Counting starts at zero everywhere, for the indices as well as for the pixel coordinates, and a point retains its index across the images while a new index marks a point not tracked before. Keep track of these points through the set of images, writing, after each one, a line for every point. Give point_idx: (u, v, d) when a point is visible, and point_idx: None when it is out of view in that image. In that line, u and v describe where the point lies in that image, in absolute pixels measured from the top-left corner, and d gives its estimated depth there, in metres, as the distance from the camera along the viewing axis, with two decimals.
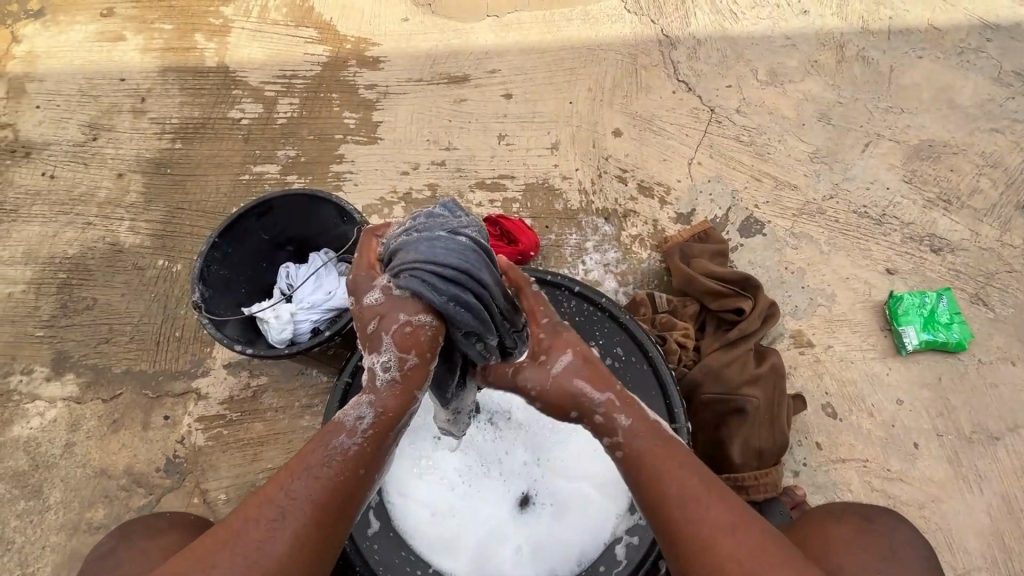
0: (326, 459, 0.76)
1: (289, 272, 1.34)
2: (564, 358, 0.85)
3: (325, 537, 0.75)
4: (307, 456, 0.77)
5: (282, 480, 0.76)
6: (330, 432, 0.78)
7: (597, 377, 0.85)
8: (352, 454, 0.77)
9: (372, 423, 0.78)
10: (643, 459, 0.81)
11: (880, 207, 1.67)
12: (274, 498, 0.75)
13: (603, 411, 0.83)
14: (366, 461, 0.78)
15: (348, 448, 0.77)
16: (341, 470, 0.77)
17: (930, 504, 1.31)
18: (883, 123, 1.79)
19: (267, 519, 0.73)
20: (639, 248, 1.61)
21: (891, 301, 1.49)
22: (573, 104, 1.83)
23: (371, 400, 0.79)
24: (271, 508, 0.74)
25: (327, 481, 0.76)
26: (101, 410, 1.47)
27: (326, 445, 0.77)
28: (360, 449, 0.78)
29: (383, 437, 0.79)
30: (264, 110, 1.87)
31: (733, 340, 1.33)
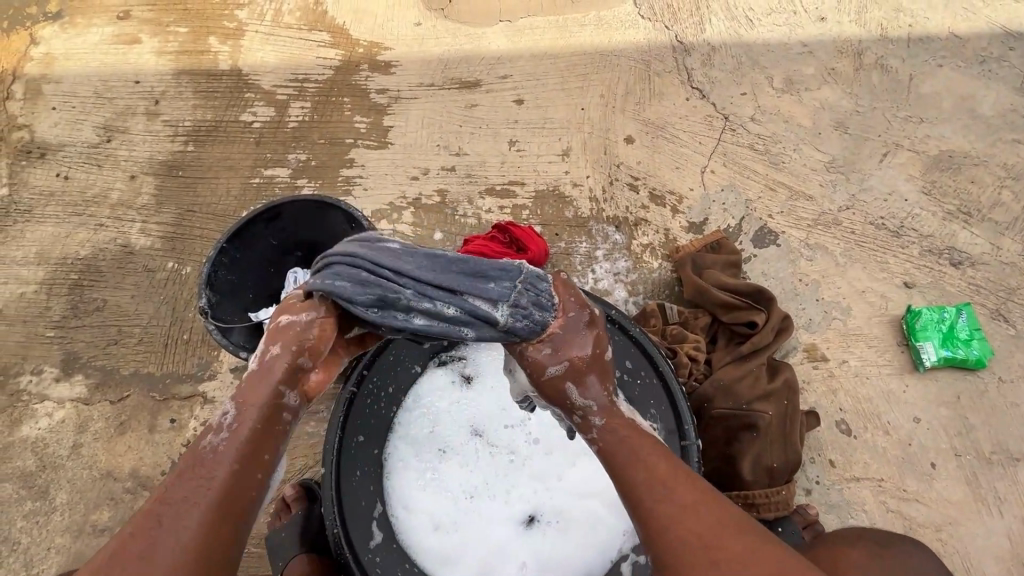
0: (199, 461, 0.76)
1: (297, 278, 1.33)
2: (564, 364, 0.83)
3: (215, 534, 0.72)
4: (180, 469, 0.76)
5: (157, 494, 0.74)
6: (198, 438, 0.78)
7: (594, 387, 0.84)
8: (224, 451, 0.77)
9: (236, 422, 0.79)
10: (639, 477, 0.78)
11: (898, 219, 1.63)
12: (149, 512, 0.72)
13: (581, 416, 0.84)
14: (239, 453, 0.77)
15: (217, 445, 0.77)
16: (216, 466, 0.76)
17: (947, 526, 1.27)
18: (901, 132, 1.75)
19: (143, 536, 0.70)
20: (650, 257, 1.59)
21: (909, 316, 1.46)
22: (585, 111, 1.81)
23: (238, 400, 0.81)
24: (146, 524, 0.71)
25: (201, 486, 0.74)
26: (109, 412, 1.47)
27: (194, 454, 0.77)
28: (232, 441, 0.78)
29: (258, 430, 0.79)
30: (275, 113, 1.87)
31: (746, 354, 1.30)
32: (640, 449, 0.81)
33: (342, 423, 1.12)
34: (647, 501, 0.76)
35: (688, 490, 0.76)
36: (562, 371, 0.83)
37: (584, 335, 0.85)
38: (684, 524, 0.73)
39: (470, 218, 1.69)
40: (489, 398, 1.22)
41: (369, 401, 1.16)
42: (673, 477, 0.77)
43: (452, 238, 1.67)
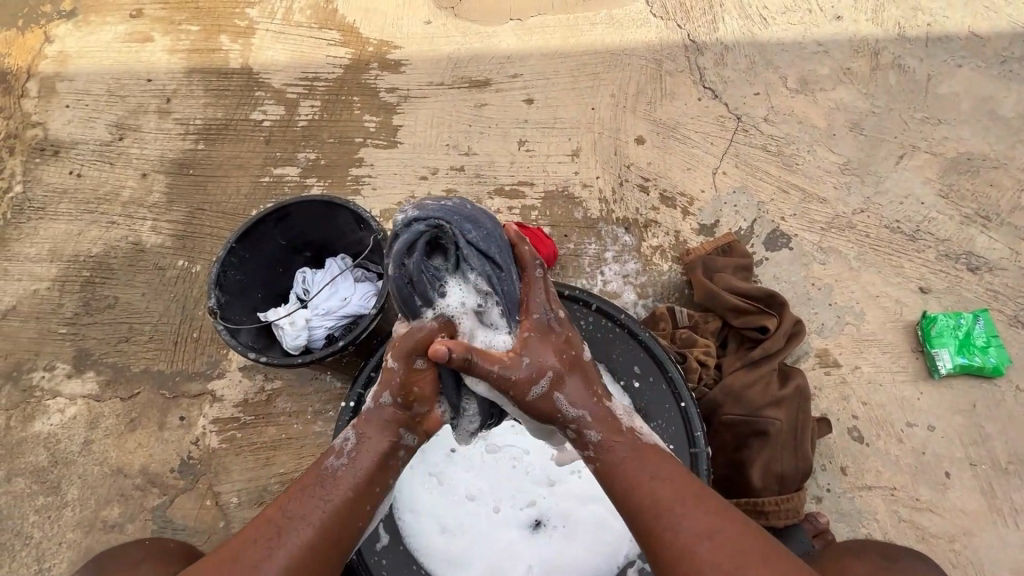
0: (318, 482, 0.83)
1: (305, 278, 1.33)
2: (549, 377, 0.84)
3: (319, 556, 0.79)
4: (304, 482, 0.84)
5: (281, 502, 0.83)
6: (323, 458, 0.86)
7: (579, 394, 0.86)
8: (343, 478, 0.83)
9: (358, 449, 0.85)
10: (647, 509, 0.78)
11: (914, 222, 1.60)
12: (272, 520, 0.81)
13: (575, 429, 0.85)
14: (353, 484, 0.83)
15: (336, 469, 0.84)
16: (332, 491, 0.82)
17: (962, 537, 1.25)
18: (918, 134, 1.72)
19: (267, 540, 0.79)
20: (660, 260, 1.58)
21: (924, 322, 1.43)
22: (596, 110, 1.80)
23: (358, 426, 0.87)
24: (270, 529, 0.80)
25: (320, 501, 0.82)
26: (119, 408, 1.48)
27: (319, 473, 0.84)
28: (349, 470, 0.84)
29: (369, 458, 0.85)
30: (285, 112, 1.87)
31: (757, 359, 1.28)
32: (642, 471, 0.81)
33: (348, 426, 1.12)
34: (653, 526, 0.77)
35: (700, 517, 0.76)
36: (548, 381, 0.84)
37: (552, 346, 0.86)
38: (699, 552, 0.73)
39: None
40: None
41: None
42: (682, 500, 0.78)
43: None
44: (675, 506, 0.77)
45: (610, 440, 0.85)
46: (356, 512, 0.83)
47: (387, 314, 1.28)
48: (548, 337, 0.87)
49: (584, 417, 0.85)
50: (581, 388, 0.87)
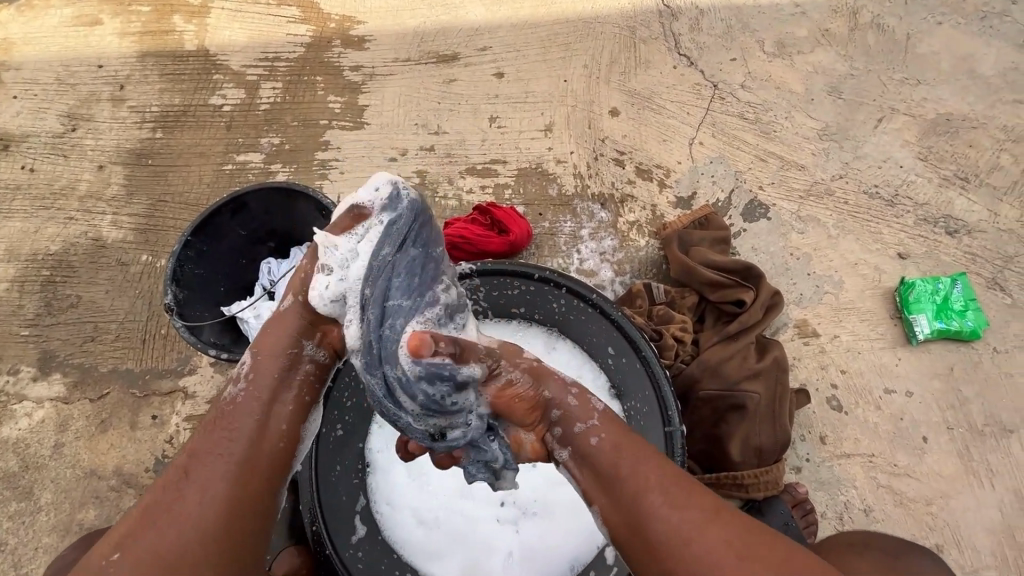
0: (221, 414, 0.83)
1: (271, 268, 1.30)
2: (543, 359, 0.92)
3: (241, 483, 0.79)
4: (206, 421, 0.84)
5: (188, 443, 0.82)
6: (222, 392, 0.86)
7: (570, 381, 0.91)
8: (244, 403, 0.83)
9: (254, 371, 0.86)
10: (643, 494, 0.76)
11: (893, 187, 1.58)
12: (180, 463, 0.80)
13: (577, 394, 0.86)
14: (254, 405, 0.83)
15: (235, 396, 0.84)
16: (237, 419, 0.82)
17: (939, 500, 1.26)
18: (898, 96, 1.68)
19: (176, 487, 0.77)
20: (637, 235, 1.54)
21: (902, 288, 1.42)
22: (568, 83, 1.74)
23: (256, 347, 0.89)
24: (178, 476, 0.78)
25: (229, 430, 0.82)
26: (89, 410, 1.45)
27: (220, 406, 0.84)
28: (249, 396, 0.84)
29: (266, 379, 0.85)
30: (246, 95, 1.79)
31: (734, 333, 1.26)
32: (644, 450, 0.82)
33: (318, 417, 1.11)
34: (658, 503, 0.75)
35: (702, 493, 0.77)
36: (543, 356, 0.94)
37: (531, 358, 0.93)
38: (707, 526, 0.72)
39: (451, 199, 1.63)
40: None
41: (347, 393, 1.14)
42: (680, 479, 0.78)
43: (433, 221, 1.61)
44: (678, 481, 0.78)
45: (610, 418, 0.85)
46: (266, 434, 0.83)
47: None
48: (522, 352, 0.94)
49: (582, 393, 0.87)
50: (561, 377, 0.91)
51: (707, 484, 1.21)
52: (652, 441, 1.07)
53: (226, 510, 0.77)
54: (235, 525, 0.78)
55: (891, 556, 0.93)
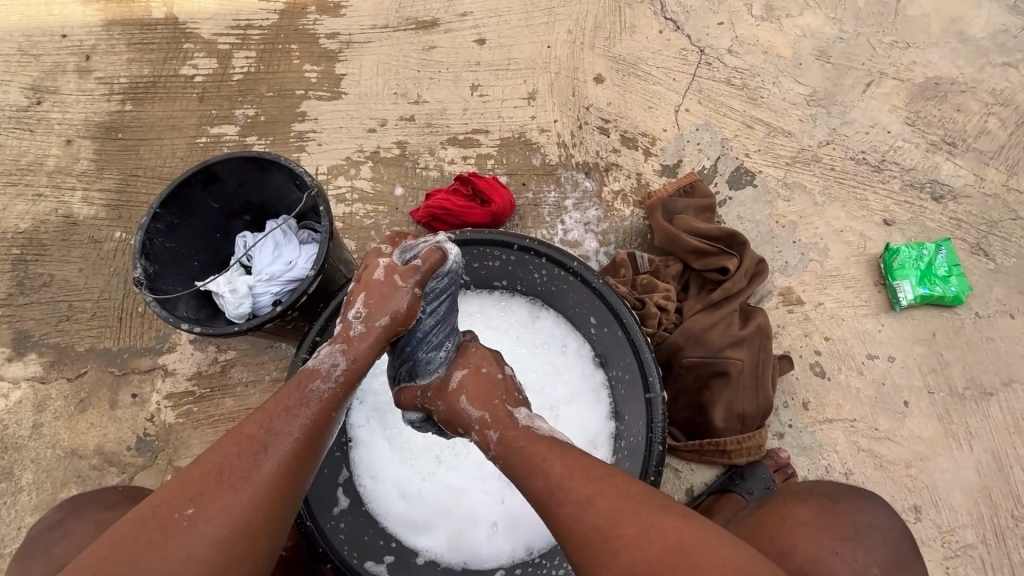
0: (303, 399, 0.81)
1: (246, 241, 1.26)
2: (460, 380, 0.92)
3: (304, 473, 0.78)
4: (285, 402, 0.80)
5: (262, 419, 0.78)
6: (307, 377, 0.83)
7: (478, 397, 0.89)
8: (331, 399, 0.83)
9: (348, 374, 0.85)
10: (540, 499, 0.77)
11: (880, 152, 1.56)
12: (255, 439, 0.76)
13: (477, 429, 0.87)
14: (339, 406, 0.84)
15: (324, 392, 0.83)
16: (317, 411, 0.81)
17: (918, 462, 1.27)
18: (887, 59, 1.65)
19: (250, 455, 0.74)
20: (622, 205, 1.52)
21: (887, 255, 1.41)
22: (552, 49, 1.69)
23: (345, 349, 0.85)
24: (254, 444, 0.75)
25: (311, 418, 0.80)
26: (67, 389, 1.42)
27: (305, 394, 0.81)
28: (337, 394, 0.83)
29: (355, 384, 0.86)
30: (218, 65, 1.73)
31: (717, 301, 1.25)
32: (546, 453, 0.81)
33: None
34: (553, 509, 0.75)
35: (583, 482, 0.75)
36: (460, 373, 0.93)
37: (456, 383, 0.92)
38: (587, 515, 0.72)
39: (432, 170, 1.59)
40: None
41: None
42: (568, 473, 0.77)
43: (414, 193, 1.58)
44: (567, 480, 0.76)
45: (509, 437, 0.85)
46: (331, 430, 0.83)
47: (332, 276, 1.19)
48: (449, 386, 0.93)
49: (483, 419, 0.87)
50: (484, 396, 0.90)
51: (690, 450, 1.23)
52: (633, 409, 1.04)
53: (292, 501, 0.77)
54: (290, 512, 0.77)
55: (833, 502, 0.97)
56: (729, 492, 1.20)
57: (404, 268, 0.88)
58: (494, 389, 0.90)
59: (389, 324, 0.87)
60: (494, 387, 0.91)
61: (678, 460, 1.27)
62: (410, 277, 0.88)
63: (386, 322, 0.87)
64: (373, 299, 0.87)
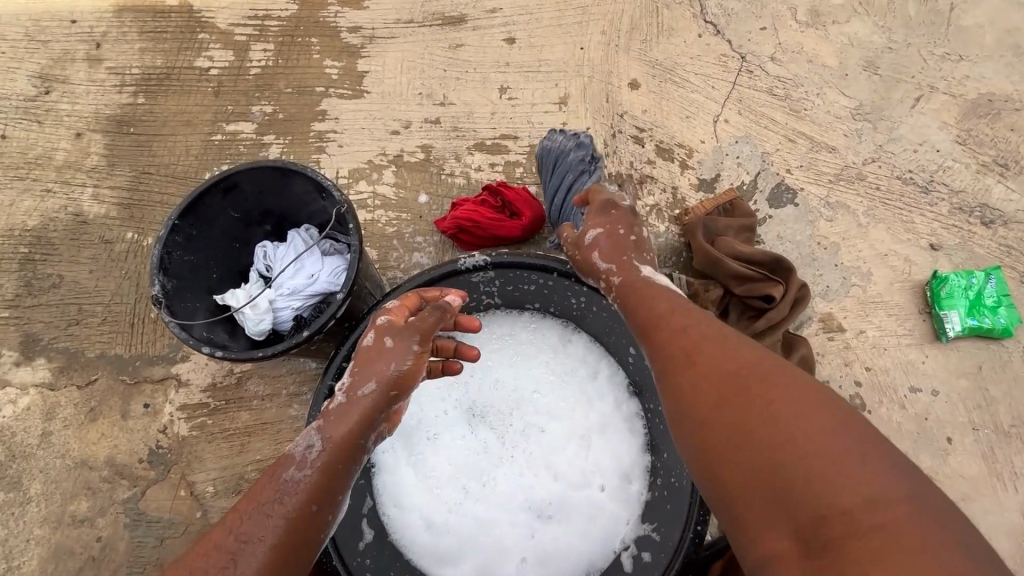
0: (275, 495, 0.75)
1: (266, 252, 1.20)
2: (595, 230, 1.02)
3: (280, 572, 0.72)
4: (255, 499, 0.75)
5: (230, 525, 0.73)
6: (280, 467, 0.78)
7: (605, 245, 1.00)
8: (305, 493, 0.76)
9: (325, 453, 0.79)
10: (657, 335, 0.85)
11: (928, 172, 1.49)
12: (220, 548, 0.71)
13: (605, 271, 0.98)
14: (317, 492, 0.77)
15: (298, 481, 0.76)
16: (290, 504, 0.75)
17: (960, 503, 1.22)
18: (938, 72, 1.57)
19: (214, 568, 0.69)
20: (656, 220, 1.45)
21: (934, 282, 1.35)
22: (585, 51, 1.61)
23: (322, 429, 0.81)
24: (216, 556, 0.70)
25: (282, 515, 0.74)
26: (77, 397, 1.37)
27: (277, 486, 0.76)
28: (311, 482, 0.77)
29: (334, 467, 0.79)
30: (235, 58, 1.65)
31: (761, 331, 1.20)
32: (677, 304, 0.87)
33: None
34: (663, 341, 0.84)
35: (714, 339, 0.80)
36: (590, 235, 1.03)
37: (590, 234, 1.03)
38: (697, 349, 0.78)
39: (457, 176, 1.53)
40: (481, 382, 1.16)
41: None
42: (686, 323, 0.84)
43: (439, 201, 1.51)
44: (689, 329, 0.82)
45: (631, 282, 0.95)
46: (312, 518, 0.77)
47: (360, 294, 1.14)
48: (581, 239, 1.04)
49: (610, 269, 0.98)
50: (609, 244, 1.00)
51: None
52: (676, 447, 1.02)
53: None
54: None
55: None
56: None
57: (394, 331, 0.87)
58: (627, 243, 1.00)
59: (375, 392, 0.83)
60: (624, 240, 1.01)
61: None
62: (402, 337, 0.86)
63: (371, 390, 0.84)
64: (360, 366, 0.86)
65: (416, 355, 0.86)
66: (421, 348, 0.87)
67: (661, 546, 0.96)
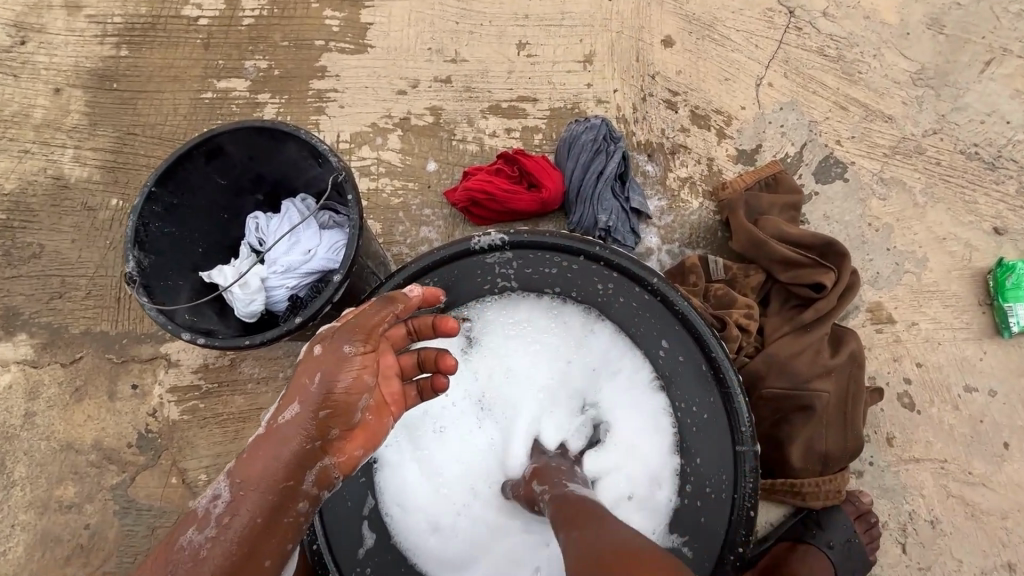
0: (173, 566, 0.68)
1: (258, 224, 1.08)
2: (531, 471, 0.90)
3: None
4: (154, 568, 0.69)
5: None
6: (181, 529, 0.70)
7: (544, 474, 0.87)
8: (207, 557, 0.68)
9: (230, 512, 0.70)
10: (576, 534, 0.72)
11: (996, 146, 1.33)
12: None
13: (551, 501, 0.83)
14: (222, 558, 0.68)
15: (198, 546, 0.69)
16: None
17: (1015, 514, 1.11)
18: (1012, 32, 1.39)
19: None
20: (689, 196, 1.31)
21: (998, 271, 1.21)
22: (614, 2, 1.44)
23: (230, 480, 0.71)
24: None
25: None
26: (61, 376, 1.29)
27: (176, 550, 0.69)
28: (212, 547, 0.69)
29: (244, 523, 0.70)
30: (225, 6, 1.49)
31: (807, 323, 1.07)
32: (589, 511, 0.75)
33: None
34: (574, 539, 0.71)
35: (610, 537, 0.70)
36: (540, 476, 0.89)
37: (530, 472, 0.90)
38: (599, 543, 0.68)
39: (470, 142, 1.38)
40: (490, 371, 1.03)
41: None
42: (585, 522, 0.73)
43: (449, 170, 1.37)
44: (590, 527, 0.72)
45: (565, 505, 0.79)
46: None
47: (361, 273, 1.02)
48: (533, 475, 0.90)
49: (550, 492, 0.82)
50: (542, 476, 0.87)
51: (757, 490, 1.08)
52: (710, 454, 0.93)
53: None
54: None
55: None
56: (801, 541, 1.05)
57: (328, 346, 0.73)
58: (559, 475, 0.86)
59: (298, 415, 0.71)
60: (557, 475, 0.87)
61: None
62: (340, 348, 0.73)
63: (295, 413, 0.71)
64: (288, 392, 0.73)
65: (354, 368, 0.73)
66: (361, 355, 0.74)
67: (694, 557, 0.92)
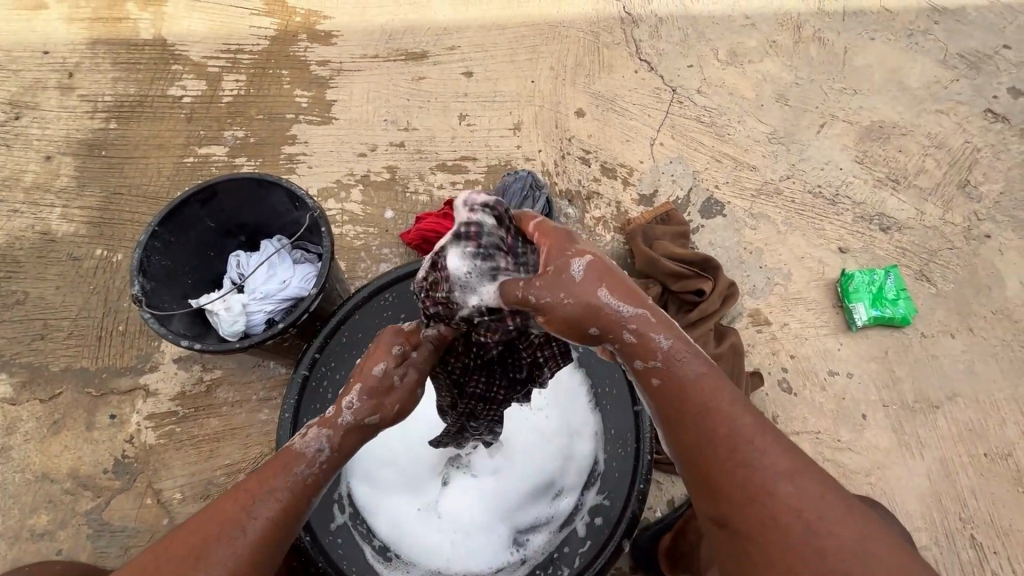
0: (287, 485, 0.77)
1: (239, 261, 1.28)
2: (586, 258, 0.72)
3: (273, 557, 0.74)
4: (270, 480, 0.77)
5: (245, 499, 0.74)
6: (295, 458, 0.80)
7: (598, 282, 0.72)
8: (312, 488, 0.79)
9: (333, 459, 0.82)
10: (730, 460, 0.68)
11: (834, 187, 1.71)
12: (238, 519, 0.72)
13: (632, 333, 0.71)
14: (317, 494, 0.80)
15: (306, 478, 0.79)
16: (300, 499, 0.78)
17: (877, 470, 1.38)
18: (837, 104, 1.83)
19: (227, 536, 0.70)
20: (603, 231, 1.60)
21: (843, 280, 1.54)
22: (536, 83, 1.79)
23: (336, 436, 0.83)
24: (229, 524, 0.71)
25: (286, 505, 0.76)
26: (40, 411, 1.38)
27: (289, 475, 0.78)
28: (316, 484, 0.80)
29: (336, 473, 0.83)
30: (208, 88, 1.75)
31: (694, 321, 1.35)
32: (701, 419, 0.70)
33: (295, 408, 1.09)
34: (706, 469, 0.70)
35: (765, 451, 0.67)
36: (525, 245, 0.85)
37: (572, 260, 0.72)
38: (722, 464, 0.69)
39: (421, 194, 1.65)
40: None
41: (324, 386, 1.14)
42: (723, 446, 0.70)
43: (404, 217, 1.62)
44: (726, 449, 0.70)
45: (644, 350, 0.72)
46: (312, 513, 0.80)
47: (330, 295, 1.23)
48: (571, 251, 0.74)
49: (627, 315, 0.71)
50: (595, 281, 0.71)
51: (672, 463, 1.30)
52: (622, 422, 1.12)
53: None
54: None
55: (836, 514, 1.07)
56: None
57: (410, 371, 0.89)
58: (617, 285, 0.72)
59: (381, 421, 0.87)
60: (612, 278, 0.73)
61: (661, 473, 1.34)
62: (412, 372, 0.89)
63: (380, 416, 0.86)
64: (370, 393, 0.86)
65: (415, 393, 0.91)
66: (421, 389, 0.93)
67: (614, 507, 1.06)
